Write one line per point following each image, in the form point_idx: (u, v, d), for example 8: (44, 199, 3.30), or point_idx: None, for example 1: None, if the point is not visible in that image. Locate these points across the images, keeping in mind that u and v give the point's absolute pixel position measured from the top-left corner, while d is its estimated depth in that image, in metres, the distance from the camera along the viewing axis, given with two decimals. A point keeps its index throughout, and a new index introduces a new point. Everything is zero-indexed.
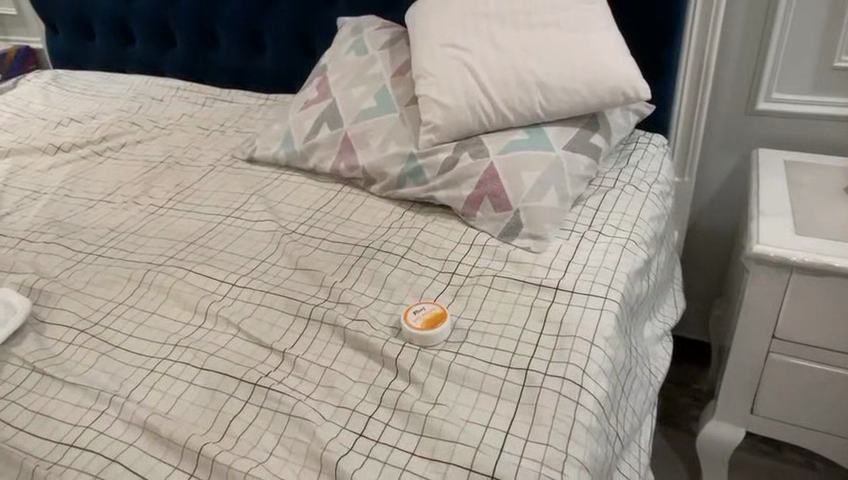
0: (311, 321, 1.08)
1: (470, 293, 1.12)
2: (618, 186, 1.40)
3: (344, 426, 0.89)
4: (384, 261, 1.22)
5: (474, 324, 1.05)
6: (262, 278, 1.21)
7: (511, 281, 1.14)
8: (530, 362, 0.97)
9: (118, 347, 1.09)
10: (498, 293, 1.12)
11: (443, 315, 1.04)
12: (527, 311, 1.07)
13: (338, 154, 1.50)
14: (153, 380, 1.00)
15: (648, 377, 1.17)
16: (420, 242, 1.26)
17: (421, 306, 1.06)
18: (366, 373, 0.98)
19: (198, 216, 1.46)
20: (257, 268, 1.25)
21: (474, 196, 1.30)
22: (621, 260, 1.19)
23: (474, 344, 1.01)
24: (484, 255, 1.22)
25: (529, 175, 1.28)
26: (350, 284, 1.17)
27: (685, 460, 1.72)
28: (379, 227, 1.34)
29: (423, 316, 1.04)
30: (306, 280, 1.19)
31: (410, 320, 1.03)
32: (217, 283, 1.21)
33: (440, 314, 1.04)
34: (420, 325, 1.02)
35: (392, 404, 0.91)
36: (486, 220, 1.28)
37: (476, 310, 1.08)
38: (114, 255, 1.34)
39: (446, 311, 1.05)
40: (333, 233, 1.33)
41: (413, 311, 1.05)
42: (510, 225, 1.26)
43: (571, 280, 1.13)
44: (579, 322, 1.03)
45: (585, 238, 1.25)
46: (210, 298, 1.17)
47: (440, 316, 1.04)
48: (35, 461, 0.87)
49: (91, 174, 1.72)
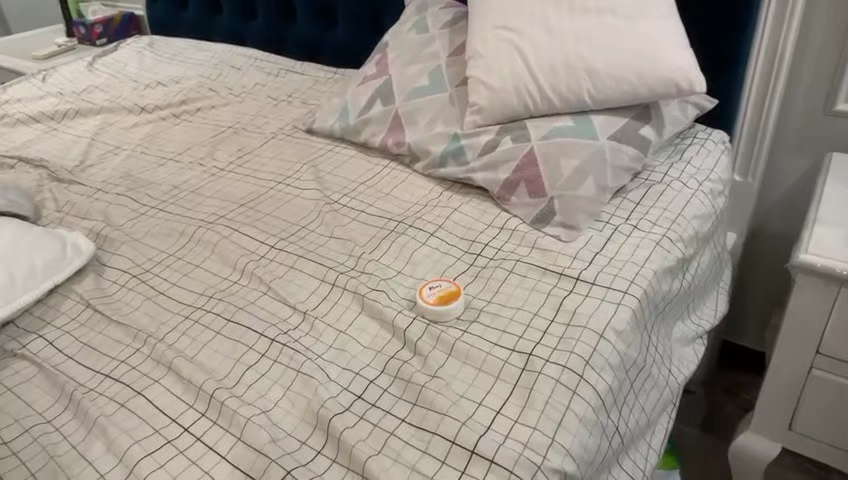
0: (334, 287, 1.14)
1: (490, 276, 1.14)
2: (664, 181, 1.35)
3: (345, 387, 0.94)
4: (413, 237, 1.25)
5: (487, 305, 1.07)
6: (298, 243, 1.28)
7: (533, 268, 1.14)
8: (534, 347, 0.98)
9: (161, 294, 1.19)
10: (519, 278, 1.12)
11: (458, 293, 1.07)
12: (542, 296, 1.08)
13: (388, 130, 1.54)
14: (186, 327, 1.09)
15: (668, 378, 1.14)
16: (452, 222, 1.29)
17: (437, 283, 1.09)
18: (376, 340, 1.02)
19: (252, 180, 1.55)
20: (296, 233, 1.31)
21: (510, 180, 1.30)
22: (650, 256, 1.16)
23: (483, 325, 1.03)
24: (513, 239, 1.23)
25: (567, 163, 1.27)
26: (378, 256, 1.21)
27: (721, 471, 1.66)
28: (417, 204, 1.37)
29: (439, 292, 1.07)
30: (337, 248, 1.25)
31: (424, 296, 1.06)
32: (258, 244, 1.29)
33: (454, 292, 1.07)
34: (433, 301, 1.05)
35: (394, 372, 0.95)
36: (520, 206, 1.28)
37: (492, 292, 1.10)
38: (173, 210, 1.45)
39: (461, 289, 1.08)
40: (372, 207, 1.37)
41: (429, 286, 1.08)
42: (543, 212, 1.25)
43: (594, 271, 1.12)
44: (592, 314, 1.03)
45: (618, 231, 1.22)
46: (248, 257, 1.25)
47: (454, 295, 1.06)
48: (75, 386, 0.98)
49: (168, 135, 1.86)
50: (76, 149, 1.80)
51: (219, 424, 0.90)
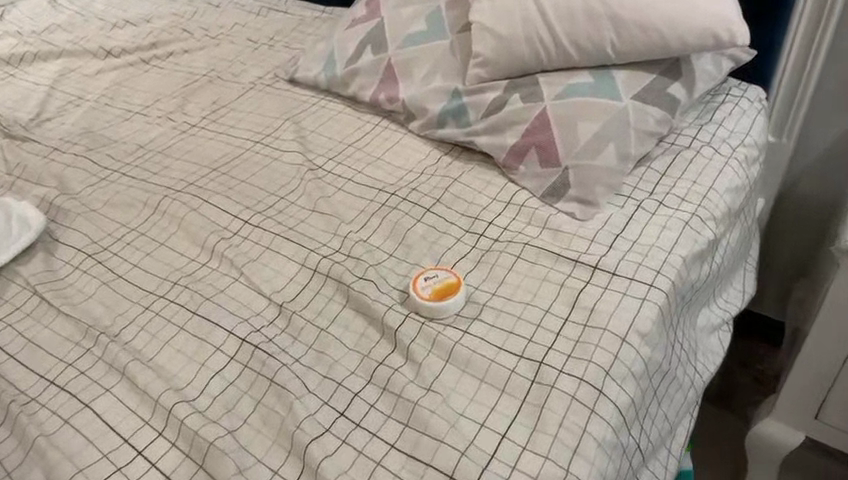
0: (316, 273, 0.99)
1: (494, 263, 0.99)
2: (693, 147, 1.19)
3: (325, 402, 0.81)
4: (407, 213, 1.10)
5: (491, 299, 0.93)
6: (276, 218, 1.12)
7: (544, 252, 0.99)
8: (546, 352, 0.84)
9: (120, 277, 1.05)
10: (528, 265, 0.98)
11: (457, 286, 0.92)
12: (554, 289, 0.93)
13: (380, 83, 1.35)
14: (145, 320, 0.95)
15: (693, 378, 1.01)
16: (451, 194, 1.13)
17: (434, 274, 0.94)
18: (363, 341, 0.89)
19: (227, 140, 1.37)
20: (274, 205, 1.16)
21: (519, 145, 1.13)
22: (679, 240, 1.01)
23: (486, 324, 0.89)
24: (521, 217, 1.07)
25: (586, 128, 1.10)
26: (366, 235, 1.06)
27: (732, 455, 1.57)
28: (410, 171, 1.21)
29: (435, 285, 0.92)
30: (320, 225, 1.09)
31: (418, 289, 0.92)
32: (230, 218, 1.13)
33: (452, 286, 0.92)
34: (428, 296, 0.90)
35: (382, 383, 0.82)
36: (529, 176, 1.12)
37: (497, 283, 0.96)
38: (137, 175, 1.28)
39: (461, 281, 0.93)
40: (360, 174, 1.21)
41: (425, 277, 0.94)
42: (554, 184, 1.10)
43: (615, 258, 0.97)
44: (612, 312, 0.88)
45: (642, 208, 1.07)
46: (219, 235, 1.09)
47: (452, 289, 0.92)
48: (14, 395, 0.85)
49: (135, 83, 1.66)
50: (33, 99, 1.61)
51: (179, 448, 0.77)
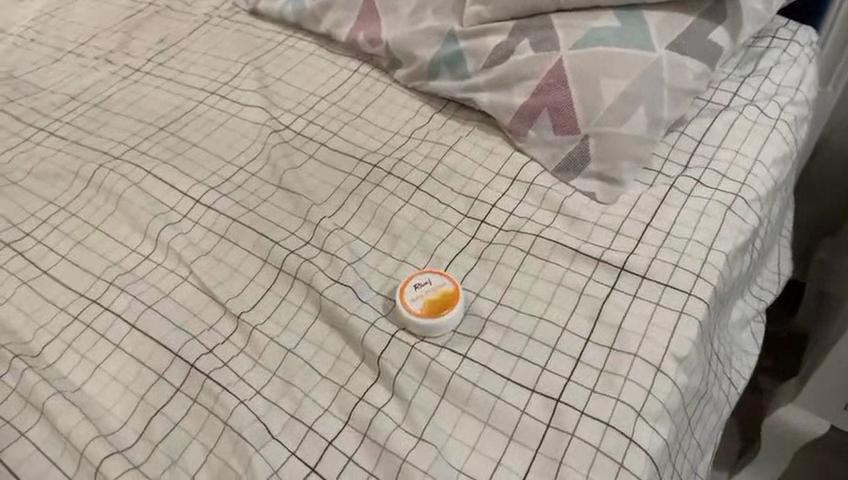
0: (282, 274, 0.82)
1: (499, 260, 0.81)
2: (735, 107, 0.99)
3: (293, 452, 0.66)
4: (391, 192, 0.91)
5: (495, 311, 0.76)
6: (234, 197, 0.93)
7: (559, 246, 0.81)
8: (564, 386, 0.69)
9: (44, 274, 0.86)
10: (539, 265, 0.80)
11: (454, 296, 0.75)
12: (573, 298, 0.76)
13: (358, 20, 1.12)
14: (73, 335, 0.78)
15: (727, 391, 0.86)
16: (446, 165, 0.94)
17: (425, 280, 0.77)
18: (339, 368, 0.73)
19: (176, 89, 1.14)
20: (232, 179, 0.96)
21: (528, 106, 0.93)
22: (720, 229, 0.84)
23: (490, 345, 0.73)
24: (530, 197, 0.89)
25: (611, 86, 0.89)
26: (343, 221, 0.88)
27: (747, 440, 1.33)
28: (397, 134, 1.00)
29: (428, 297, 0.75)
30: (287, 207, 0.90)
31: (407, 304, 0.74)
32: (178, 196, 0.94)
33: (449, 298, 0.75)
34: (421, 313, 0.73)
35: (363, 427, 0.67)
36: (540, 145, 0.93)
37: (502, 288, 0.78)
38: (67, 135, 1.07)
39: (458, 288, 0.76)
40: (336, 138, 1.00)
41: (414, 286, 0.76)
42: (571, 157, 0.91)
43: (644, 257, 0.79)
44: (644, 332, 0.72)
45: (675, 188, 0.88)
46: (164, 220, 0.90)
47: (448, 302, 0.75)
48: None
49: (68, 12, 1.39)
50: None
51: None
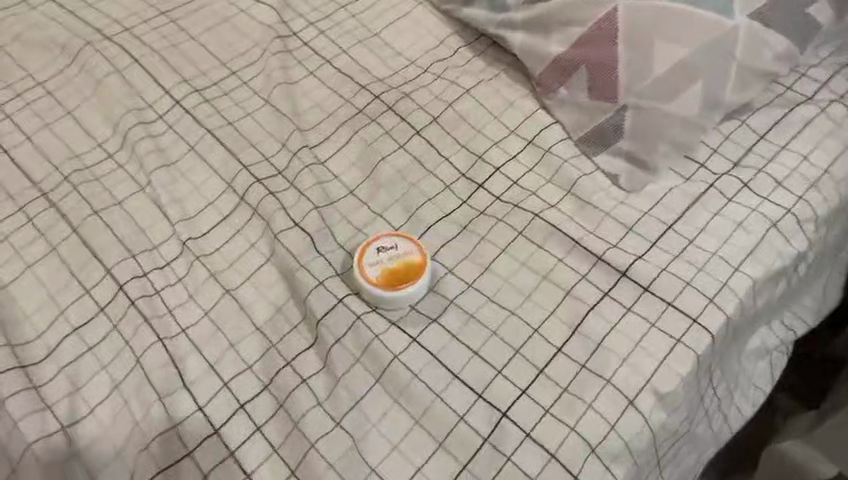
0: (242, 204, 0.73)
1: (485, 236, 0.71)
2: (818, 101, 0.82)
3: (200, 407, 0.59)
4: (387, 131, 0.80)
5: (463, 295, 0.66)
6: (217, 106, 0.83)
7: (557, 233, 0.70)
8: (516, 399, 0.60)
9: (4, 154, 0.80)
10: (529, 250, 0.69)
11: (416, 270, 0.65)
12: (555, 298, 0.66)
13: None
14: (12, 227, 0.72)
15: (718, 431, 0.74)
16: (456, 112, 0.81)
17: (391, 245, 0.67)
18: (275, 323, 0.65)
19: None
20: (221, 84, 0.86)
21: (565, 58, 0.79)
22: (754, 250, 0.70)
23: (446, 333, 0.63)
24: (542, 168, 0.77)
25: (667, 53, 0.74)
26: (325, 156, 0.78)
27: None
28: (412, 64, 0.87)
29: (390, 266, 0.66)
30: (269, 128, 0.81)
31: (364, 271, 0.65)
32: (159, 94, 0.85)
33: (412, 271, 0.65)
34: (377, 284, 0.64)
35: (282, 397, 0.60)
36: (570, 107, 0.79)
37: (479, 270, 0.68)
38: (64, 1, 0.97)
39: (425, 260, 0.66)
40: (344, 57, 0.88)
41: (377, 250, 0.67)
42: (601, 129, 0.77)
43: (654, 266, 0.68)
44: (626, 356, 0.62)
45: (715, 190, 0.74)
46: (137, 118, 0.82)
47: (410, 276, 0.65)
48: None
49: None
50: None
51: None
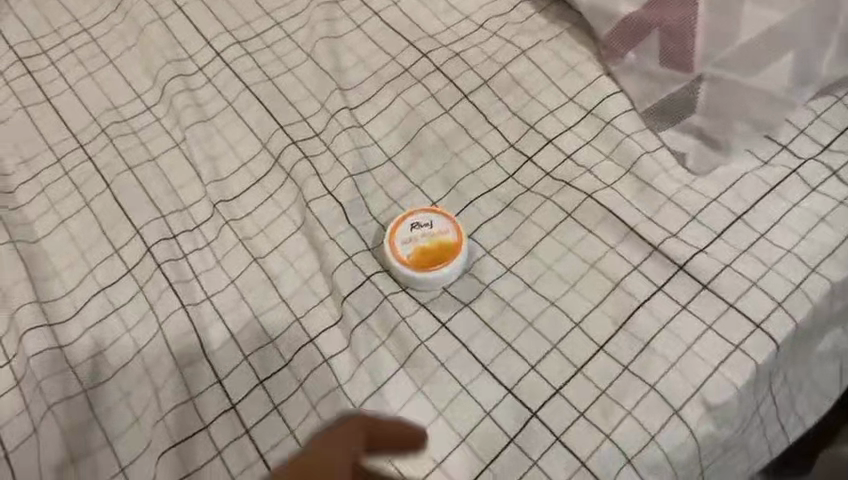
0: (276, 167, 0.70)
1: (529, 216, 0.65)
2: None
3: (219, 380, 0.58)
4: (433, 94, 0.74)
5: (501, 280, 0.62)
6: (258, 59, 0.79)
7: (610, 218, 0.64)
8: (547, 398, 0.55)
9: (46, 103, 0.79)
10: (577, 234, 0.64)
11: (451, 250, 0.61)
12: (601, 291, 0.60)
13: None
14: (49, 180, 0.72)
15: (773, 440, 0.66)
16: (509, 75, 0.75)
17: (425, 222, 0.63)
18: (300, 297, 0.62)
19: None
20: (264, 36, 0.82)
21: (636, 18, 0.70)
22: (837, 249, 0.62)
23: (478, 321, 0.59)
24: (599, 142, 0.70)
25: (757, 18, 0.64)
26: (366, 118, 0.73)
27: None
28: (466, 18, 0.80)
29: (423, 245, 0.62)
30: (310, 86, 0.76)
31: (396, 249, 0.62)
32: (200, 45, 0.81)
33: (447, 252, 0.61)
34: (409, 265, 0.61)
35: (302, 375, 0.58)
36: (637, 74, 0.71)
37: (520, 253, 0.63)
38: None
39: (461, 240, 0.62)
40: (393, 9, 0.82)
41: (410, 226, 0.63)
42: (670, 101, 0.69)
43: (717, 262, 0.61)
44: (674, 360, 0.56)
45: (797, 178, 0.66)
46: (177, 70, 0.79)
47: (445, 257, 0.61)
48: None
49: None
50: None
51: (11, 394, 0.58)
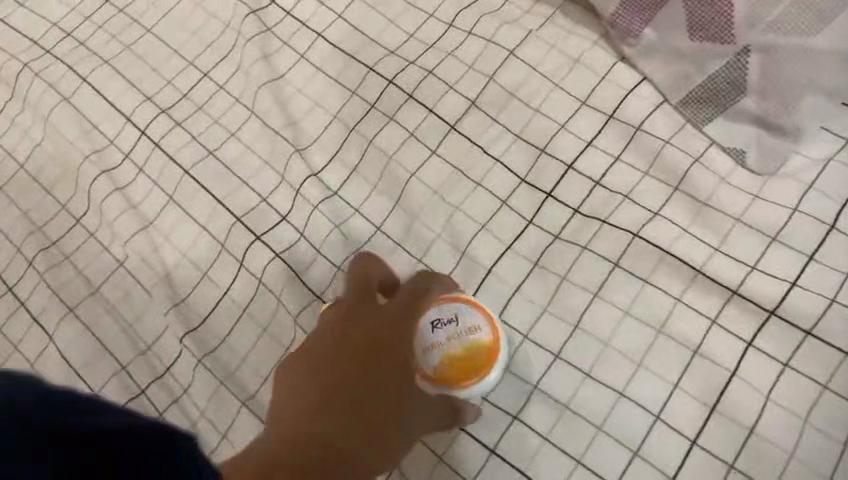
0: (243, 273, 0.58)
1: (566, 276, 0.52)
2: None
3: None
4: (413, 134, 0.60)
5: (549, 374, 0.50)
6: (193, 129, 0.65)
7: (668, 259, 0.51)
8: None
9: None
10: (632, 291, 0.50)
11: (488, 357, 0.49)
12: (679, 364, 0.48)
13: None
14: None
15: None
16: (501, 87, 0.60)
17: (448, 317, 0.50)
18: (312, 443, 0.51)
19: None
20: (193, 95, 0.66)
21: None
22: None
23: (535, 435, 0.48)
24: (632, 155, 0.55)
25: None
26: (339, 183, 0.59)
27: None
28: (431, 17, 0.64)
29: (452, 350, 0.49)
30: (262, 154, 0.62)
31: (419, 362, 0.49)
32: (120, 124, 0.66)
33: (483, 353, 0.49)
34: (441, 380, 0.49)
35: None
36: (661, 55, 0.56)
37: (565, 330, 0.50)
38: None
39: (497, 339, 0.49)
40: (340, 25, 0.66)
41: (430, 327, 0.50)
42: (714, 84, 0.54)
43: (818, 298, 0.48)
44: (788, 446, 0.45)
45: None
46: (101, 165, 0.64)
47: (482, 361, 0.49)
48: None
49: None
50: None
51: None
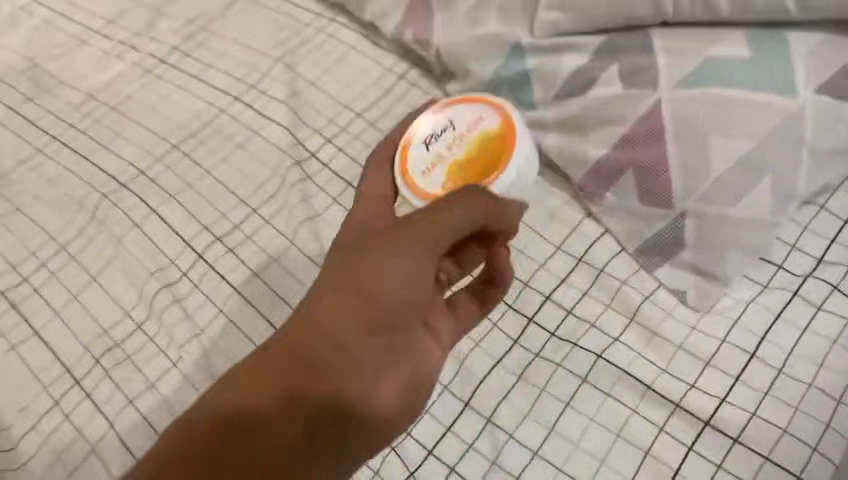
0: None
1: (545, 387, 0.64)
2: None
3: None
4: None
5: (529, 468, 0.61)
6: (241, 255, 0.79)
7: (625, 377, 0.63)
8: None
9: (34, 337, 0.77)
10: (597, 401, 0.63)
11: (494, 146, 0.62)
12: (633, 463, 0.60)
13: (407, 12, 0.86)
14: (50, 427, 0.72)
15: None
16: None
17: (443, 130, 0.64)
18: None
19: (192, 87, 0.93)
20: (243, 226, 0.81)
21: (610, 161, 0.71)
22: None
23: None
24: (597, 291, 0.69)
25: (729, 148, 0.65)
26: None
27: None
28: None
29: (454, 154, 0.63)
30: (299, 277, 0.76)
31: (425, 181, 0.62)
32: (180, 247, 0.80)
33: (488, 147, 0.62)
34: (450, 178, 0.62)
35: None
36: (620, 214, 0.71)
37: (542, 431, 0.62)
38: (71, 141, 0.91)
39: (503, 133, 0.63)
40: None
41: (429, 141, 0.64)
42: (660, 239, 0.69)
43: (742, 412, 0.60)
44: None
45: (802, 298, 0.65)
46: (162, 281, 0.78)
47: (488, 155, 0.62)
48: None
49: None
50: None
51: None
